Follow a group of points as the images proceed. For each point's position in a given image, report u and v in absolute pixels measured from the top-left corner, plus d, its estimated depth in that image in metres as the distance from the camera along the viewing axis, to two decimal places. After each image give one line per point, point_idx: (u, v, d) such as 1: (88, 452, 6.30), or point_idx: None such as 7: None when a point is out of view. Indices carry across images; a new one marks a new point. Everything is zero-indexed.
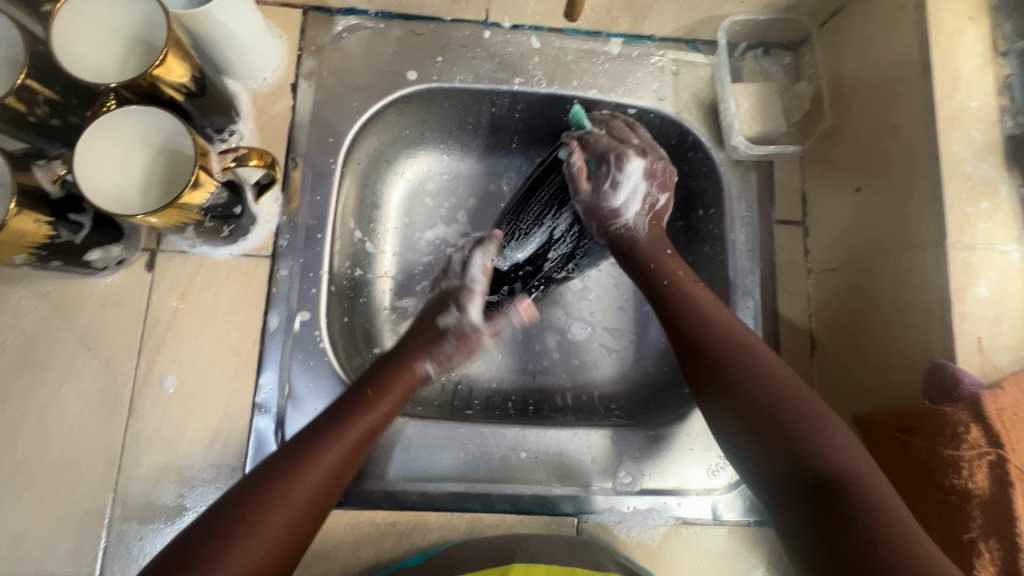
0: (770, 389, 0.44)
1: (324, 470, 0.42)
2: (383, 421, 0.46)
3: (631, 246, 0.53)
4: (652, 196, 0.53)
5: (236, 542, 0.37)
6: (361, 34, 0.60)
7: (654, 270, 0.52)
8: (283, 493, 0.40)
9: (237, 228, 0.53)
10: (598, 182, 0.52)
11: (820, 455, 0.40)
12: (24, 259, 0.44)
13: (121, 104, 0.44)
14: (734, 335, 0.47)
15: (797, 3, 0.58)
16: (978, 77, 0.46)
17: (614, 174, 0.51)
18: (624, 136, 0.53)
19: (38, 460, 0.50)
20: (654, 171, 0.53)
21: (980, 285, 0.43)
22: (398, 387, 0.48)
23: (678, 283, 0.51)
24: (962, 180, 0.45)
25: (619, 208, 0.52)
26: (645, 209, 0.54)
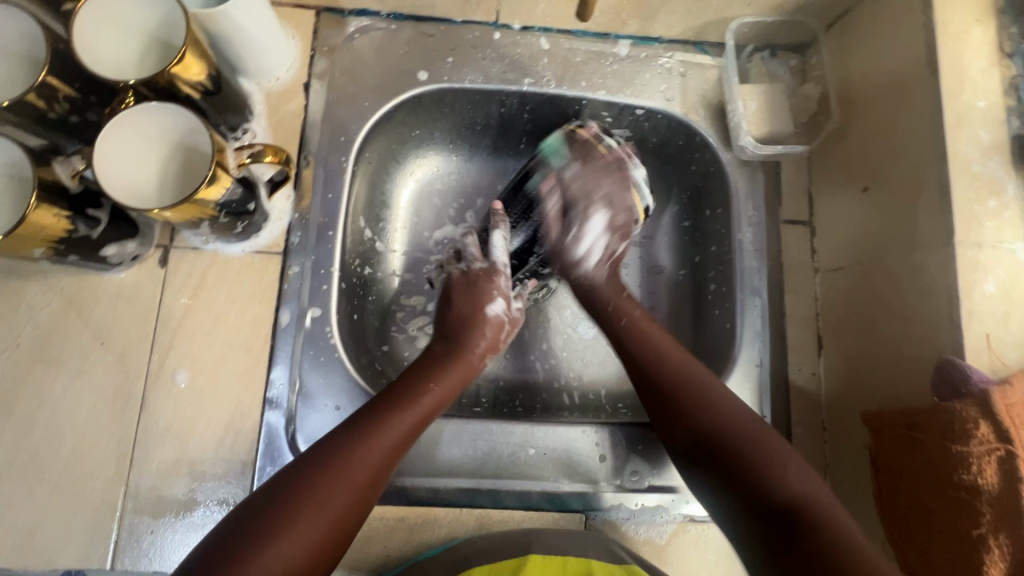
0: (721, 423, 0.46)
1: (381, 453, 0.42)
2: (442, 403, 0.48)
3: (589, 290, 0.56)
4: (612, 247, 0.57)
5: (296, 522, 0.37)
6: (372, 35, 0.61)
7: (614, 309, 0.55)
8: (340, 474, 0.40)
9: (250, 224, 0.54)
10: (562, 232, 0.56)
11: (774, 486, 0.41)
12: (43, 252, 0.45)
13: (140, 101, 0.45)
14: (686, 368, 0.49)
15: (804, 6, 0.59)
16: (984, 77, 0.46)
17: (578, 225, 0.55)
18: (594, 184, 0.55)
19: (50, 453, 0.50)
20: (618, 225, 0.56)
21: (988, 282, 0.43)
22: (454, 371, 0.50)
23: (634, 322, 0.53)
24: (969, 179, 0.45)
25: (580, 258, 0.56)
26: (605, 259, 0.57)
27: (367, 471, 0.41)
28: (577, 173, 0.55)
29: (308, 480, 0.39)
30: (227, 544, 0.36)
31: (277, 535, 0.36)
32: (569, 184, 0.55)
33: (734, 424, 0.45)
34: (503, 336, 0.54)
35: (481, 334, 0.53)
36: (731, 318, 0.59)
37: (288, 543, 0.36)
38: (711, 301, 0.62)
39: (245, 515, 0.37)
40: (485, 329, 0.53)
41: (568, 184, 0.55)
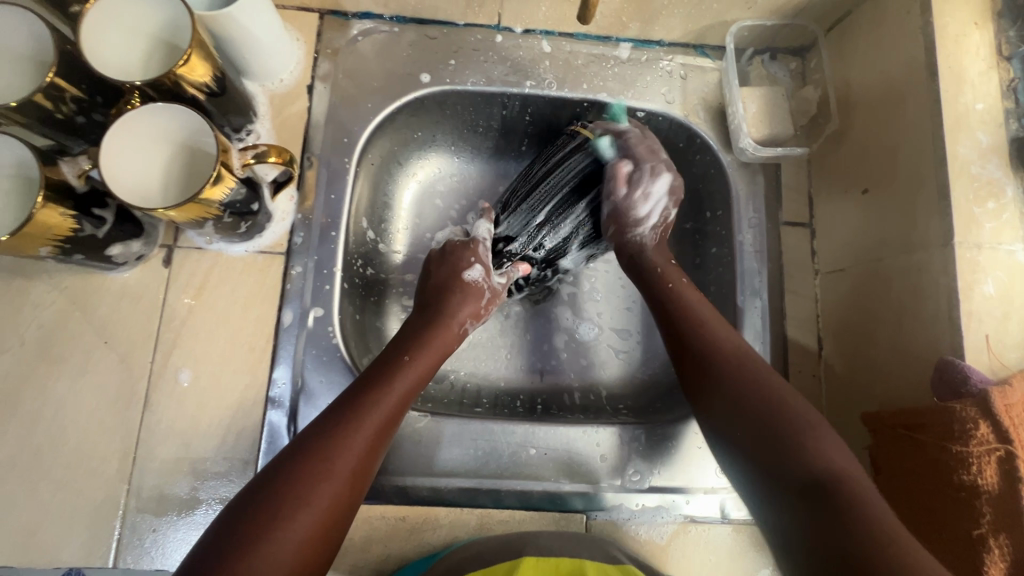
0: (762, 391, 0.44)
1: (368, 433, 0.43)
2: (423, 379, 0.49)
3: (640, 253, 0.56)
4: (667, 212, 0.58)
5: (294, 512, 0.38)
6: (375, 38, 0.62)
7: (662, 274, 0.54)
8: (333, 460, 0.41)
9: (253, 224, 0.54)
10: (631, 187, 0.55)
11: (809, 458, 0.39)
12: (49, 251, 0.45)
13: (145, 102, 0.45)
14: (731, 342, 0.49)
15: (804, 10, 0.59)
16: (983, 80, 0.47)
17: (640, 183, 0.55)
18: (653, 150, 0.56)
19: (54, 451, 0.50)
20: (674, 188, 0.57)
21: (987, 283, 0.44)
22: (433, 347, 0.51)
23: (678, 290, 0.53)
24: (968, 181, 0.45)
25: (642, 218, 0.56)
26: (660, 224, 0.57)
27: (357, 455, 0.42)
28: (644, 139, 0.56)
29: (303, 469, 0.40)
30: (226, 540, 0.36)
31: (276, 528, 0.37)
32: (634, 145, 0.56)
33: (772, 396, 0.43)
34: (485, 305, 0.56)
35: (466, 305, 0.54)
36: (732, 319, 0.60)
37: (290, 534, 0.37)
38: (711, 302, 0.63)
39: (239, 508, 0.38)
40: (471, 300, 0.54)
41: (632, 141, 0.56)
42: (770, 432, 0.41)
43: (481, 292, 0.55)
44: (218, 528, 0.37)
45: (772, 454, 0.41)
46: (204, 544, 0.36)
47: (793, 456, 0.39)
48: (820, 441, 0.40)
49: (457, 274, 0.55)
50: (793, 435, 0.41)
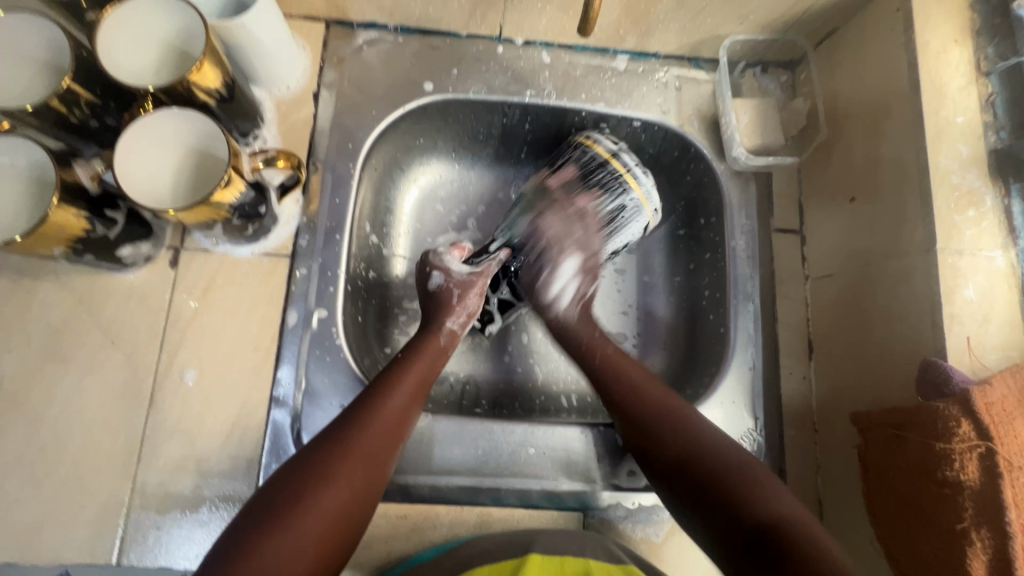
0: (704, 446, 0.46)
1: (374, 435, 0.45)
2: (428, 377, 0.52)
3: (563, 330, 0.59)
4: (582, 290, 0.60)
5: (313, 495, 0.40)
6: (380, 47, 0.63)
7: (596, 342, 0.57)
8: (346, 447, 0.43)
9: (260, 228, 0.55)
10: (536, 276, 0.59)
11: (752, 506, 0.41)
12: (62, 251, 0.46)
13: (158, 107, 0.47)
14: (659, 399, 0.51)
15: (793, 25, 0.61)
16: (962, 95, 0.49)
17: (549, 269, 0.59)
18: (569, 231, 0.59)
19: (58, 449, 0.51)
20: (588, 267, 0.60)
21: (968, 288, 0.46)
22: (427, 348, 0.53)
23: (609, 359, 0.55)
24: (950, 190, 0.47)
25: (551, 300, 0.59)
26: (576, 300, 0.60)
27: (369, 444, 0.45)
28: (551, 217, 0.60)
29: (320, 458, 0.43)
30: (248, 523, 0.39)
31: (295, 510, 0.39)
32: (546, 228, 0.59)
33: (708, 450, 0.46)
34: (470, 304, 0.58)
35: (443, 310, 0.57)
36: (725, 322, 0.61)
37: (310, 514, 0.40)
38: (705, 306, 0.65)
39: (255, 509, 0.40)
40: (445, 309, 0.57)
41: (549, 222, 0.59)
42: (708, 490, 0.44)
43: (449, 292, 0.58)
44: (243, 515, 0.40)
45: (715, 508, 0.43)
46: (229, 531, 0.39)
47: (734, 508, 0.42)
48: (764, 490, 0.42)
49: (425, 288, 0.59)
50: (736, 490, 0.43)
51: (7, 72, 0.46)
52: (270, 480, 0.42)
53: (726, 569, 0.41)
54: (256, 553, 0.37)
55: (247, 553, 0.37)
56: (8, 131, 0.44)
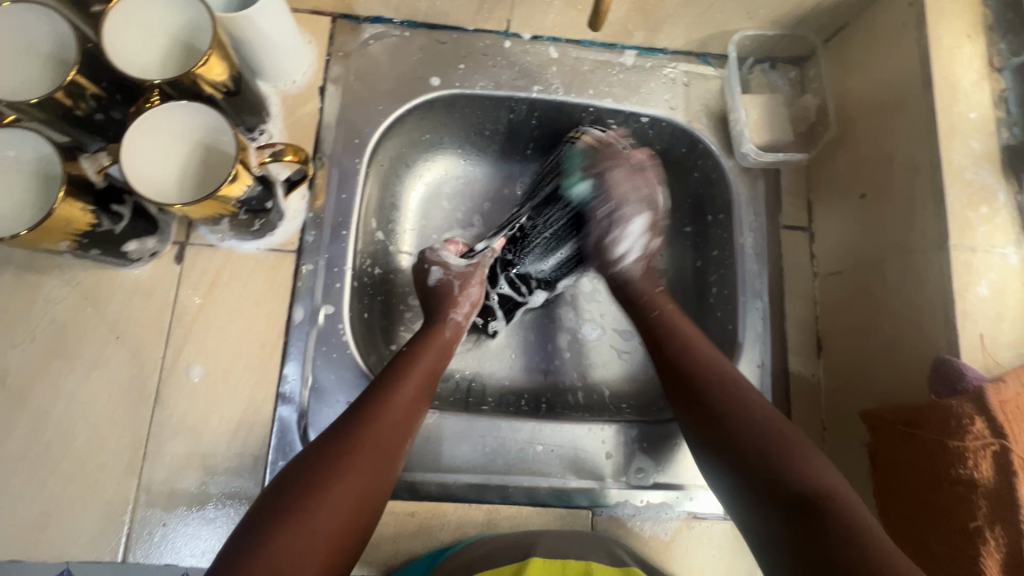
0: (750, 411, 0.46)
1: (385, 426, 0.45)
2: (436, 369, 0.52)
3: (622, 288, 0.57)
4: (649, 245, 0.58)
5: (327, 484, 0.40)
6: (386, 42, 0.63)
7: (645, 302, 0.56)
8: (358, 438, 0.43)
9: (266, 223, 0.55)
10: (603, 237, 0.56)
11: (789, 476, 0.41)
12: (68, 246, 0.46)
13: (165, 99, 0.46)
14: (708, 360, 0.50)
15: (803, 20, 0.61)
16: (975, 90, 0.49)
17: (614, 227, 0.55)
18: (631, 187, 0.56)
19: (63, 446, 0.50)
20: (654, 224, 0.57)
21: (981, 285, 0.45)
22: (435, 341, 0.53)
23: (666, 315, 0.54)
24: (963, 186, 0.47)
25: (619, 257, 0.57)
26: (643, 257, 0.58)
27: (380, 434, 0.44)
28: (621, 172, 0.55)
29: (332, 448, 0.42)
30: (261, 514, 0.38)
31: (309, 500, 0.39)
32: (619, 184, 0.55)
33: (752, 415, 0.46)
34: (472, 293, 0.58)
35: (446, 302, 0.57)
36: (733, 319, 0.61)
37: (323, 505, 0.39)
38: (712, 303, 0.64)
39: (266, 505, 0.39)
40: (449, 300, 0.57)
41: (615, 178, 0.55)
42: (750, 457, 0.44)
43: (451, 284, 0.57)
44: (256, 509, 0.39)
45: (756, 476, 0.43)
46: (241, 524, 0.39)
47: (772, 477, 0.42)
48: (805, 457, 0.42)
49: (424, 285, 0.59)
50: (779, 455, 0.43)
51: (11, 65, 0.45)
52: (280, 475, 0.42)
53: (767, 535, 0.41)
54: (271, 545, 0.37)
55: (261, 544, 0.37)
56: (12, 123, 0.44)
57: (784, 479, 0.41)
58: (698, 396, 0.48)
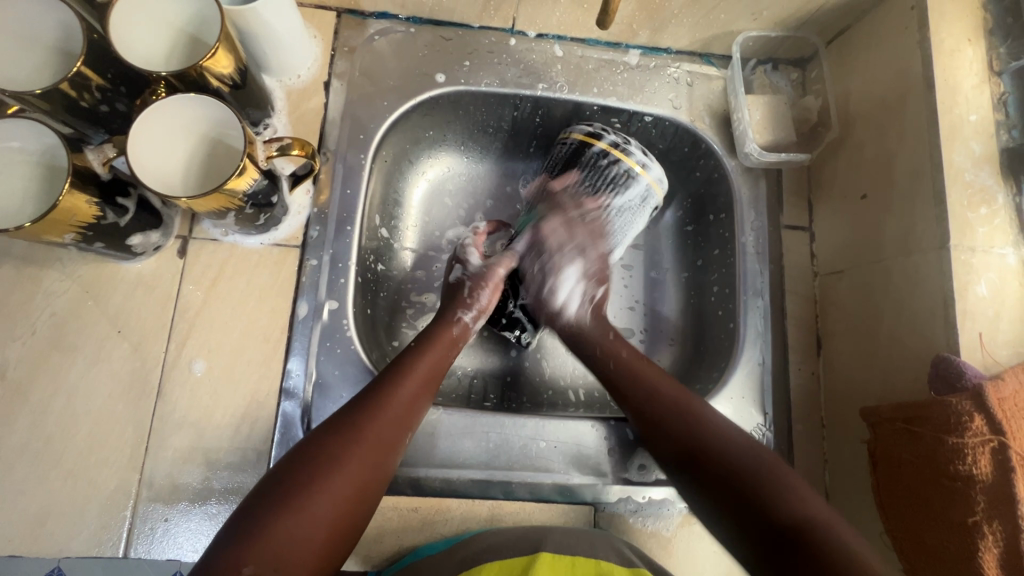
0: (729, 448, 0.46)
1: (387, 423, 0.45)
2: (441, 366, 0.52)
3: (575, 337, 0.58)
4: (591, 291, 0.61)
5: (320, 480, 0.40)
6: (392, 37, 0.63)
7: (609, 343, 0.56)
8: (364, 430, 0.43)
9: (271, 218, 0.54)
10: (536, 289, 0.60)
11: (784, 510, 0.42)
12: (72, 238, 0.45)
13: (171, 92, 0.45)
14: (678, 399, 0.50)
15: (806, 23, 0.62)
16: (975, 93, 0.50)
17: (553, 277, 0.59)
18: (575, 242, 0.59)
19: (65, 440, 0.50)
20: (592, 272, 0.60)
21: (980, 284, 0.46)
22: (441, 337, 0.53)
23: (624, 361, 0.54)
24: (963, 187, 0.48)
25: (560, 306, 0.60)
26: (585, 304, 0.60)
27: (384, 430, 0.44)
28: (551, 223, 0.60)
29: (338, 438, 0.42)
30: (265, 498, 0.39)
31: (314, 488, 0.39)
32: (556, 238, 0.59)
33: (728, 449, 0.46)
34: (484, 300, 0.58)
35: (454, 303, 0.57)
36: (735, 317, 0.61)
37: (326, 493, 0.39)
38: (714, 302, 0.65)
39: (260, 496, 0.39)
40: (456, 301, 0.58)
41: (551, 229, 0.59)
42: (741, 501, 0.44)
43: (463, 284, 0.59)
44: (258, 491, 0.39)
45: (747, 519, 0.43)
46: (241, 507, 0.39)
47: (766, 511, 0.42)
48: (788, 488, 0.43)
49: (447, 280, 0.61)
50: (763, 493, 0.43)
51: (13, 55, 0.45)
52: (277, 465, 0.41)
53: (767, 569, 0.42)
54: (260, 540, 0.36)
55: (262, 526, 0.37)
56: (16, 114, 0.43)
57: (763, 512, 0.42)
58: (674, 435, 0.49)
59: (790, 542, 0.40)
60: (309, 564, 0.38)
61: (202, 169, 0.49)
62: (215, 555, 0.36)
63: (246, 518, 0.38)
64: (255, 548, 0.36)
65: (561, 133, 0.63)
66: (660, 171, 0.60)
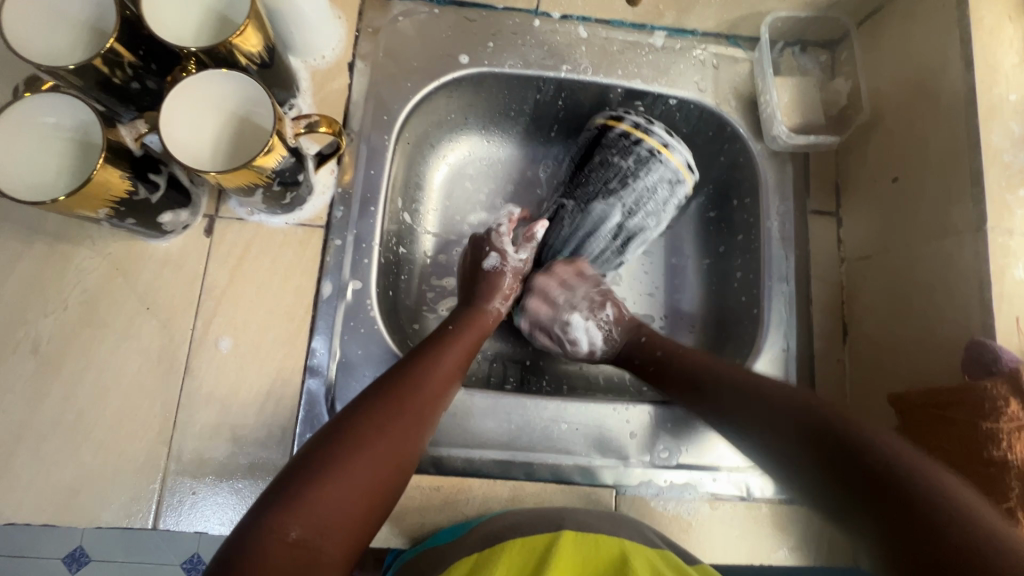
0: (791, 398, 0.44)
1: (424, 399, 0.46)
2: (473, 349, 0.53)
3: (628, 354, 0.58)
4: (602, 318, 0.59)
5: (359, 448, 0.40)
6: (416, 18, 0.63)
7: (646, 345, 0.57)
8: (403, 403, 0.44)
9: (296, 197, 0.54)
10: (560, 344, 0.60)
11: (861, 444, 0.38)
12: (105, 213, 0.46)
13: (200, 68, 0.46)
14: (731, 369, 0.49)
15: (838, 2, 0.60)
16: (1016, 72, 0.48)
17: (562, 330, 0.59)
18: (566, 294, 0.58)
19: (95, 414, 0.51)
20: (593, 302, 0.58)
21: (1018, 267, 0.45)
22: (474, 322, 0.55)
23: (671, 346, 0.55)
24: (1002, 168, 0.47)
25: (590, 352, 0.59)
26: (603, 330, 0.59)
27: (421, 406, 0.45)
28: (537, 301, 0.60)
29: (377, 409, 0.43)
30: (309, 460, 0.39)
31: (357, 456, 0.40)
32: (551, 292, 0.59)
33: (801, 407, 0.43)
34: (510, 286, 0.60)
35: (490, 290, 0.59)
36: (759, 303, 0.61)
37: (368, 459, 0.40)
38: (737, 288, 0.64)
39: (300, 463, 0.39)
40: (493, 289, 0.59)
41: (558, 273, 0.60)
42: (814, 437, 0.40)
43: (503, 276, 0.59)
44: (300, 455, 0.40)
45: (820, 456, 0.40)
46: (282, 474, 0.39)
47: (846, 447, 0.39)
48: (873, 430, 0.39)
49: (478, 265, 0.60)
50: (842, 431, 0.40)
51: (46, 30, 0.45)
52: (316, 433, 0.42)
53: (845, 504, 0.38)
54: (305, 502, 0.37)
55: (306, 488, 0.37)
56: (51, 89, 0.44)
57: (842, 459, 0.38)
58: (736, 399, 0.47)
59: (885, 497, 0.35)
60: (348, 531, 0.38)
61: (234, 146, 0.49)
62: (259, 516, 0.36)
63: (288, 483, 0.38)
64: (300, 511, 0.36)
65: (591, 120, 0.63)
66: (688, 154, 0.60)
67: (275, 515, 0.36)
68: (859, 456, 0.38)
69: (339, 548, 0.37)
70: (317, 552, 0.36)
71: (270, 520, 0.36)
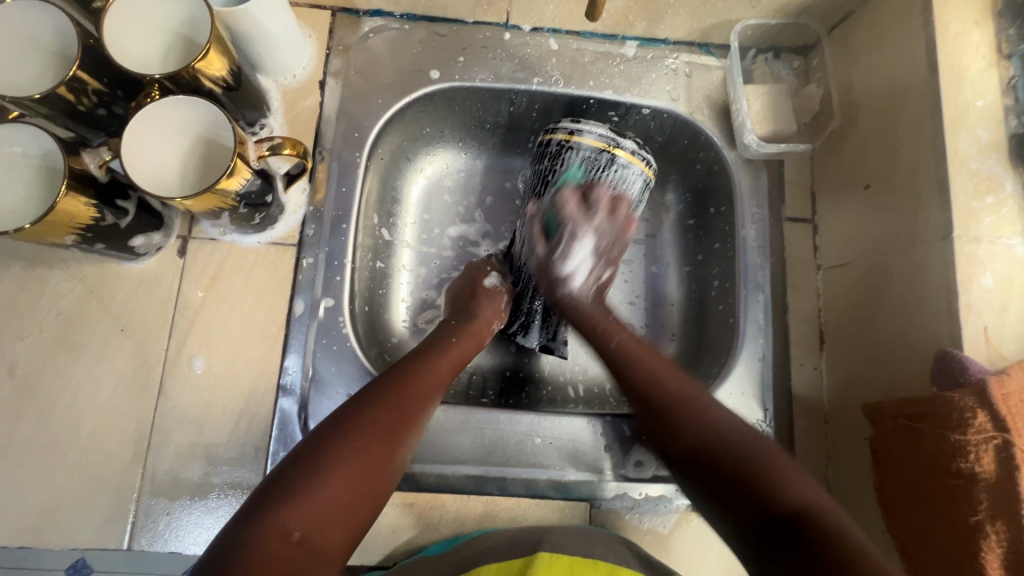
0: (721, 429, 0.45)
1: (421, 404, 0.47)
2: (465, 360, 0.54)
3: (571, 309, 0.57)
4: (599, 273, 0.58)
5: (356, 448, 0.41)
6: (387, 34, 0.63)
7: (603, 329, 0.55)
8: (401, 407, 0.45)
9: (267, 216, 0.55)
10: (549, 248, 0.57)
11: (776, 486, 0.40)
12: (72, 239, 0.47)
13: (165, 94, 0.47)
14: (678, 385, 0.50)
15: (807, 9, 0.60)
16: (982, 78, 0.48)
17: (566, 244, 0.56)
18: (596, 212, 0.55)
19: (71, 436, 0.52)
20: (604, 250, 0.57)
21: (985, 276, 0.45)
22: (470, 332, 0.56)
23: (625, 342, 0.54)
24: (968, 176, 0.46)
25: (566, 276, 0.57)
26: (592, 282, 0.58)
27: (417, 410, 0.46)
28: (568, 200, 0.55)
29: (376, 411, 0.44)
30: (305, 460, 0.40)
31: (355, 456, 0.41)
32: (569, 211, 0.55)
33: (724, 437, 0.44)
34: (503, 306, 0.60)
35: (492, 309, 0.59)
36: (734, 313, 0.60)
37: (365, 461, 0.41)
38: (715, 297, 0.64)
39: (296, 460, 0.40)
40: (490, 305, 0.59)
41: (564, 199, 0.55)
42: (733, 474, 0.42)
43: (500, 296, 0.61)
44: (295, 453, 0.41)
45: (738, 493, 0.41)
46: (276, 472, 0.40)
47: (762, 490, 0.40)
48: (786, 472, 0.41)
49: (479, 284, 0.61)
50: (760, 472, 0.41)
51: (16, 59, 0.46)
52: (313, 432, 0.43)
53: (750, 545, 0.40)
54: (301, 500, 0.38)
55: (304, 490, 0.38)
56: (18, 119, 0.45)
57: (762, 501, 0.40)
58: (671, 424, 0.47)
59: (788, 527, 0.38)
60: (342, 532, 0.39)
61: (201, 167, 0.49)
62: (255, 517, 0.37)
63: (284, 479, 0.39)
64: (297, 508, 0.37)
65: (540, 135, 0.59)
66: (600, 127, 0.55)
67: (271, 512, 0.37)
68: (763, 486, 0.40)
69: (334, 550, 0.38)
70: (314, 551, 0.37)
71: (267, 515, 0.37)
